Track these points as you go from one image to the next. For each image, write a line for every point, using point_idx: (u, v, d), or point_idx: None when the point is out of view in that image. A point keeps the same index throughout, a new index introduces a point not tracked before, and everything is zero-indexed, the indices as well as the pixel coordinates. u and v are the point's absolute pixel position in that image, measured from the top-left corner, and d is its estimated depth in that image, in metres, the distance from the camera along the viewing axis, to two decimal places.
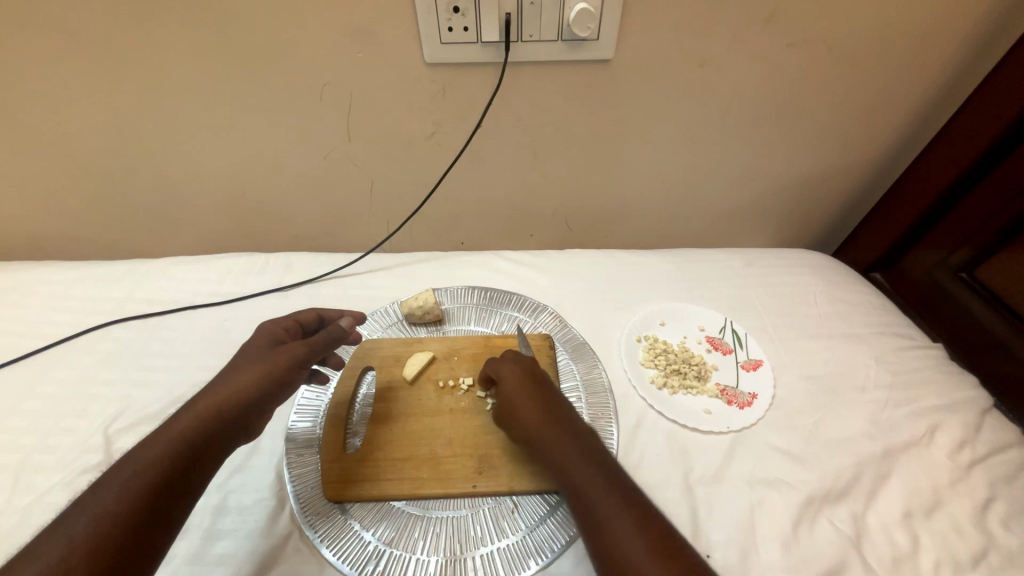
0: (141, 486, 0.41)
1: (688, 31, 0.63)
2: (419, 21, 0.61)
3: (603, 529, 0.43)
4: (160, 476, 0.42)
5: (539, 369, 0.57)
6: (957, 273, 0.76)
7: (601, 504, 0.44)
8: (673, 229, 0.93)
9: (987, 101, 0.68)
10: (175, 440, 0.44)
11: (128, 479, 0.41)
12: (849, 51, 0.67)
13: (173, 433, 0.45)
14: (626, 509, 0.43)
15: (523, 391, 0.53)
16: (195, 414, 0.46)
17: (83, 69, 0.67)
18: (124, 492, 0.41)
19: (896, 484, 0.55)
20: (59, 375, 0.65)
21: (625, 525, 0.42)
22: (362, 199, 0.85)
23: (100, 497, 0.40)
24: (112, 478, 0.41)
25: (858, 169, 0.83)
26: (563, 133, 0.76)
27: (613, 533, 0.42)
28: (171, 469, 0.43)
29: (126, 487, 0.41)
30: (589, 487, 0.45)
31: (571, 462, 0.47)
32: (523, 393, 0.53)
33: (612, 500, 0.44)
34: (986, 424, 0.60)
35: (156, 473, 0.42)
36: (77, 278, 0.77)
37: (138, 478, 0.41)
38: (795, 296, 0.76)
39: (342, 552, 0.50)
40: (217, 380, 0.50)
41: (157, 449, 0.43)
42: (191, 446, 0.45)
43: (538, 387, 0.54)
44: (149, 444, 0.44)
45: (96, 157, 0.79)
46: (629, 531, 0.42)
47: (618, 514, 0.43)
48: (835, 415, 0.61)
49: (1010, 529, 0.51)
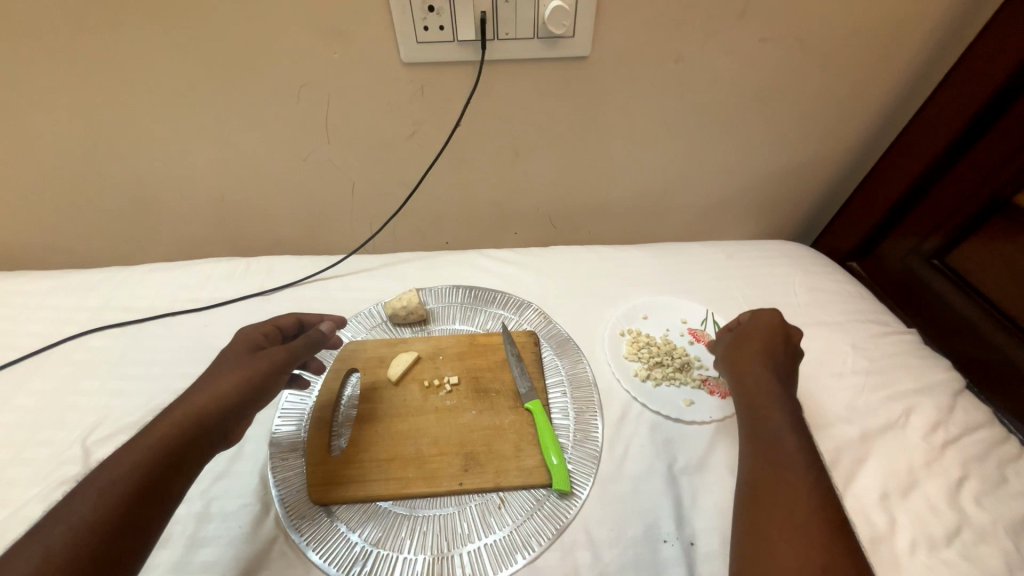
0: (120, 492, 0.41)
1: (662, 27, 0.64)
2: (394, 21, 0.61)
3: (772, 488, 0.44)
4: (139, 481, 0.42)
5: (775, 334, 0.59)
6: (929, 260, 0.78)
7: (777, 467, 0.45)
8: (655, 224, 0.94)
9: (955, 91, 0.70)
10: (155, 447, 0.44)
11: (105, 485, 0.41)
12: (820, 45, 0.68)
13: (153, 438, 0.44)
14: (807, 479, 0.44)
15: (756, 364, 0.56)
16: (174, 420, 0.46)
17: (53, 75, 0.66)
18: (102, 499, 0.40)
19: (873, 466, 0.56)
20: (33, 387, 0.63)
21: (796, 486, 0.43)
22: (344, 200, 0.85)
23: (77, 506, 0.40)
24: (88, 488, 0.41)
25: (833, 162, 0.85)
26: (542, 130, 0.76)
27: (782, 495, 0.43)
28: (149, 475, 0.42)
29: (104, 494, 0.40)
30: (774, 451, 0.47)
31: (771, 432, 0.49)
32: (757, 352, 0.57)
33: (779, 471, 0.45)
34: (959, 405, 0.62)
35: (134, 479, 0.42)
36: (50, 288, 0.76)
37: (115, 487, 0.41)
38: (774, 287, 0.77)
39: (329, 554, 0.50)
40: (196, 387, 0.50)
41: (135, 455, 0.43)
42: (171, 451, 0.44)
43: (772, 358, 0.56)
44: (127, 450, 0.43)
45: (68, 163, 0.77)
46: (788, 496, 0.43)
47: (794, 482, 0.44)
48: (814, 402, 0.62)
49: (982, 505, 0.53)
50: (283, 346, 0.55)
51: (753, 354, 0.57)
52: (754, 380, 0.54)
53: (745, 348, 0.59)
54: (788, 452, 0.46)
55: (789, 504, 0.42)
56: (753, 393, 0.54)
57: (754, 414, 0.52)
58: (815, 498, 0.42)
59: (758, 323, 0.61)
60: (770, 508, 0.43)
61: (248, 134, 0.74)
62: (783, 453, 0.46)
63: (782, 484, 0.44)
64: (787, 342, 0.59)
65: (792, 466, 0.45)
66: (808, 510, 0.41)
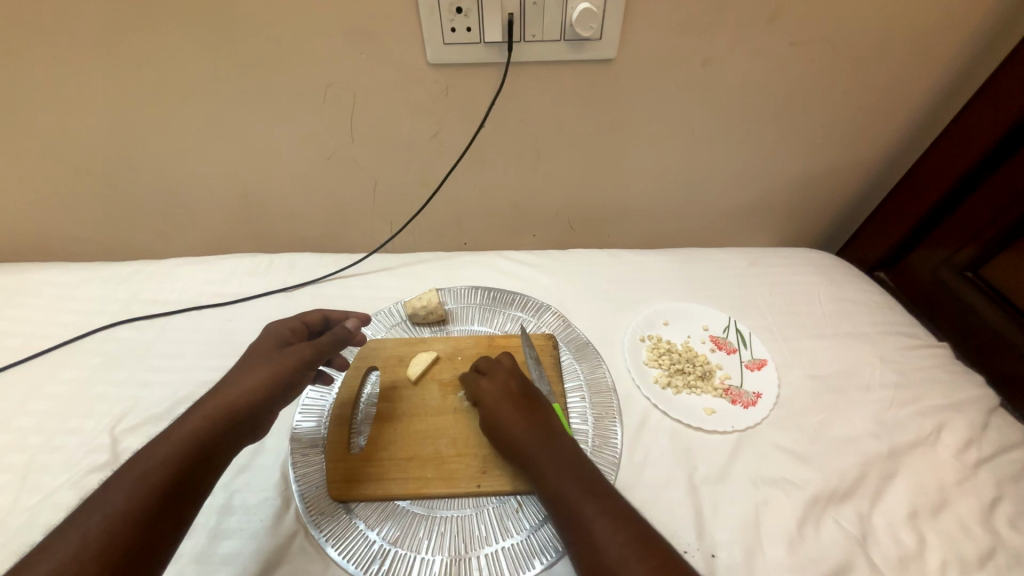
0: (154, 483, 0.42)
1: (690, 30, 0.63)
2: (422, 22, 0.62)
3: (592, 551, 0.43)
4: (171, 474, 0.43)
5: (518, 382, 0.57)
6: (962, 272, 0.75)
7: (591, 523, 0.44)
8: (676, 228, 0.93)
9: (994, 97, 0.67)
10: (186, 440, 0.45)
11: (139, 476, 0.42)
12: (852, 50, 0.66)
13: (185, 430, 0.45)
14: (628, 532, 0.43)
15: (501, 405, 0.54)
16: (204, 413, 0.47)
17: (89, 72, 0.68)
18: (135, 490, 0.41)
19: (901, 484, 0.54)
20: (64, 376, 0.65)
21: (615, 543, 0.42)
22: (365, 199, 0.86)
23: (113, 495, 0.41)
24: (123, 478, 0.42)
25: (862, 169, 0.83)
26: (565, 133, 0.76)
27: (606, 559, 0.41)
28: (179, 467, 0.43)
29: (138, 485, 0.41)
30: (578, 505, 0.45)
31: (556, 468, 0.48)
32: (501, 404, 0.54)
33: (596, 505, 0.45)
34: (993, 423, 0.60)
35: (166, 471, 0.43)
36: (82, 280, 0.78)
37: (148, 478, 0.42)
38: (799, 296, 0.75)
39: (347, 551, 0.50)
40: (225, 381, 0.51)
41: (167, 447, 0.44)
42: (201, 444, 0.45)
43: (517, 397, 0.55)
44: (160, 442, 0.44)
45: (101, 158, 0.79)
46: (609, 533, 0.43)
47: (612, 540, 0.42)
48: (839, 415, 0.61)
49: (1017, 528, 0.51)
50: (309, 343, 0.55)
51: (531, 406, 0.54)
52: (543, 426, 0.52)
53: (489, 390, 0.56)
54: (592, 506, 0.45)
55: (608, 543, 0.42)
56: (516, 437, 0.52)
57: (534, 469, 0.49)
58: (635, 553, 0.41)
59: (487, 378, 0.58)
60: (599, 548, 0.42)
61: (275, 132, 0.75)
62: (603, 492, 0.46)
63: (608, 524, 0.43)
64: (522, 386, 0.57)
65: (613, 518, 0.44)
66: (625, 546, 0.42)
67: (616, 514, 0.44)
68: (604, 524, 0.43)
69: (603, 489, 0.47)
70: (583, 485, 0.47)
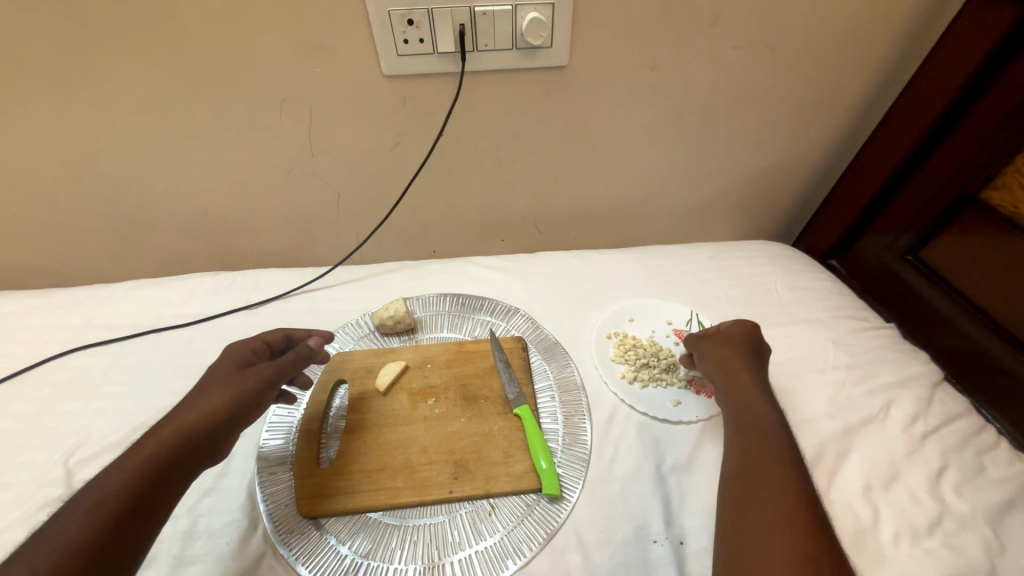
0: (109, 511, 0.41)
1: (636, 36, 0.66)
2: (374, 35, 0.62)
3: (751, 493, 0.46)
4: (125, 502, 0.41)
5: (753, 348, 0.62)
6: (904, 256, 0.80)
7: (760, 475, 0.47)
8: (640, 227, 0.96)
9: (919, 94, 0.72)
10: (145, 466, 0.44)
11: (92, 505, 0.41)
12: (791, 51, 0.70)
13: (142, 457, 0.44)
14: (810, 515, 0.43)
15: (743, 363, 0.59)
16: (163, 438, 0.46)
17: (30, 92, 0.65)
18: (90, 519, 0.40)
19: (855, 460, 0.57)
20: (15, 409, 0.62)
21: (776, 500, 0.45)
22: (329, 211, 0.85)
23: (64, 526, 0.39)
24: (75, 507, 0.41)
25: (809, 163, 0.87)
26: (524, 138, 0.77)
27: (763, 506, 0.45)
28: (135, 495, 0.42)
29: (91, 514, 0.40)
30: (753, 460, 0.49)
31: (748, 426, 0.53)
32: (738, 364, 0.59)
33: (768, 460, 0.48)
34: (938, 397, 0.63)
35: (121, 500, 0.41)
36: (32, 308, 0.75)
37: (103, 505, 0.41)
38: (758, 286, 0.79)
39: (318, 568, 0.49)
40: (183, 405, 0.50)
41: (125, 473, 0.43)
42: (159, 470, 0.44)
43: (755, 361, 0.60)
44: (116, 469, 0.43)
45: (48, 181, 0.76)
46: (777, 484, 0.46)
47: (787, 512, 0.44)
48: (798, 398, 0.63)
49: (962, 494, 0.54)
50: (271, 362, 0.55)
51: (737, 380, 0.58)
52: (746, 403, 0.55)
53: (724, 348, 0.62)
54: (775, 466, 0.48)
55: (779, 493, 0.45)
56: (737, 392, 0.57)
57: (740, 412, 0.55)
58: (798, 497, 0.45)
59: (723, 345, 0.62)
60: (757, 495, 0.46)
61: (232, 148, 0.74)
62: (775, 453, 0.49)
63: (771, 480, 0.46)
64: (760, 347, 0.62)
65: (790, 495, 0.45)
66: (792, 501, 0.44)
67: (784, 472, 0.47)
68: (777, 481, 0.46)
69: (775, 449, 0.49)
70: (769, 446, 0.50)
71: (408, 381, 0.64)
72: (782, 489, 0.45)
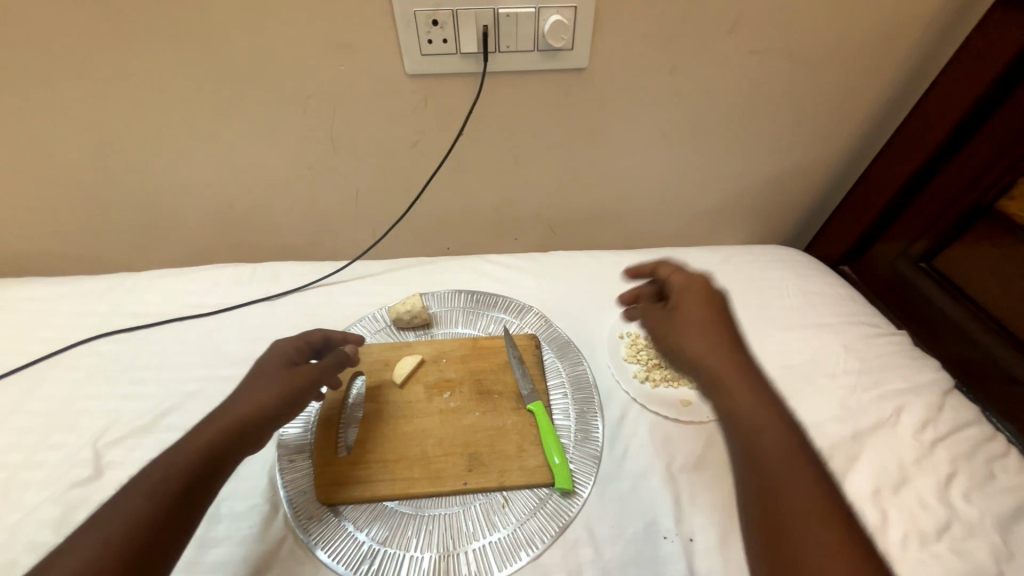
0: (161, 498, 0.42)
1: (656, 39, 0.67)
2: (399, 35, 0.64)
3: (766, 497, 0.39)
4: (182, 487, 0.43)
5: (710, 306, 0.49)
6: (917, 264, 0.80)
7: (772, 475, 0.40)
8: (652, 230, 0.96)
9: (937, 103, 0.73)
10: (193, 459, 0.45)
11: (153, 487, 0.42)
12: (809, 58, 0.71)
13: (191, 449, 0.45)
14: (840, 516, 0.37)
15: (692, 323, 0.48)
16: (207, 432, 0.47)
17: (65, 85, 0.67)
18: (150, 501, 0.41)
19: (865, 464, 0.57)
20: (44, 392, 0.64)
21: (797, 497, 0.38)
22: (348, 207, 0.87)
23: (127, 504, 0.41)
24: (136, 487, 0.42)
25: (824, 169, 0.87)
26: (542, 138, 0.78)
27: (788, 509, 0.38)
28: (178, 489, 0.43)
29: (152, 496, 0.42)
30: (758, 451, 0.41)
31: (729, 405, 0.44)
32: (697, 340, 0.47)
33: (776, 450, 0.41)
34: (948, 404, 0.64)
35: (164, 492, 0.42)
36: (59, 294, 0.77)
37: (162, 488, 0.42)
38: (771, 290, 0.79)
39: (337, 553, 0.51)
40: (233, 399, 0.51)
41: (174, 464, 0.44)
42: (204, 464, 0.45)
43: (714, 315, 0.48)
44: (164, 460, 0.44)
45: (78, 171, 0.78)
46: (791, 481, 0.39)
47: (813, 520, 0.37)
48: (809, 402, 0.64)
49: (970, 500, 0.55)
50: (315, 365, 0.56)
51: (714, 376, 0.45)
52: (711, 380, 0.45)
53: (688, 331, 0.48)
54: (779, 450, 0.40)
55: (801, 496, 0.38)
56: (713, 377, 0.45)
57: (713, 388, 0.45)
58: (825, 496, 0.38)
59: (689, 335, 0.48)
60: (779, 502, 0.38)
61: (256, 143, 0.76)
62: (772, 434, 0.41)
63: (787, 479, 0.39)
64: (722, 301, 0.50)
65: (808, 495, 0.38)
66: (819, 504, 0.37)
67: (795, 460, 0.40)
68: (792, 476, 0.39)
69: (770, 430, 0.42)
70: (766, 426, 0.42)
71: (424, 375, 0.65)
72: (805, 486, 0.38)
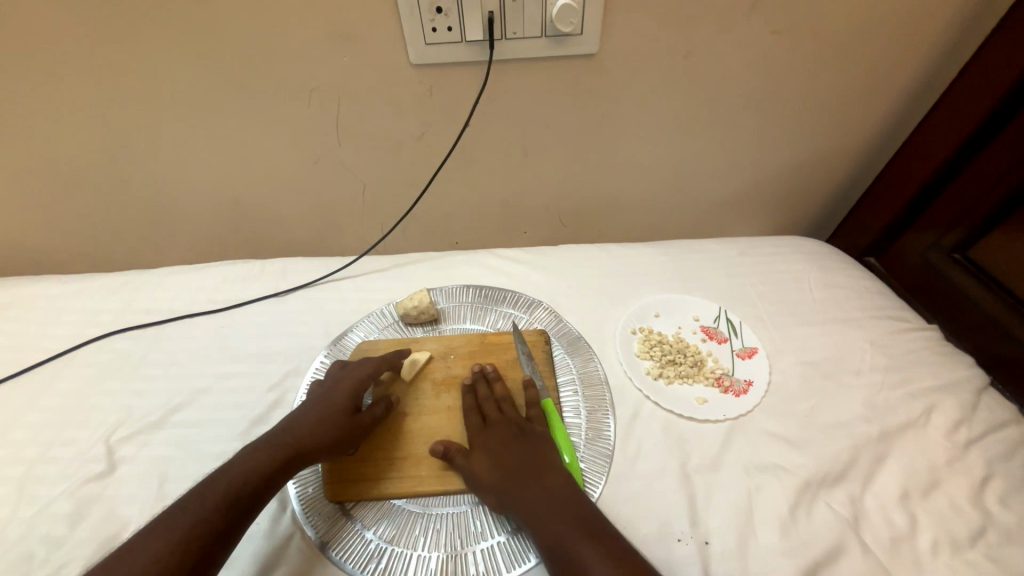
0: (226, 503, 0.48)
1: (669, 21, 0.63)
2: (403, 23, 0.62)
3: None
4: (247, 495, 0.49)
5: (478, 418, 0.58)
6: (951, 254, 0.76)
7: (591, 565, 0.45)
8: (666, 221, 0.93)
9: (972, 84, 0.68)
10: (223, 501, 0.48)
11: (224, 490, 0.49)
12: (833, 37, 0.67)
13: (223, 489, 0.49)
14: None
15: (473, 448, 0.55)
16: (239, 470, 0.50)
17: (73, 83, 0.68)
18: (222, 501, 0.48)
19: (892, 466, 0.55)
20: (59, 388, 0.65)
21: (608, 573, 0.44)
22: (355, 202, 0.86)
23: (203, 501, 0.47)
24: (210, 487, 0.49)
25: (848, 155, 0.83)
26: (551, 128, 0.76)
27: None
28: (232, 508, 0.48)
29: (224, 497, 0.48)
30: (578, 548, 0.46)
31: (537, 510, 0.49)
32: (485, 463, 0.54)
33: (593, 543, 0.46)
34: (983, 403, 0.60)
35: (219, 509, 0.47)
36: (73, 291, 0.78)
37: (232, 491, 0.49)
38: (791, 283, 0.76)
39: (343, 551, 0.51)
40: (300, 423, 0.55)
41: (211, 502, 0.47)
42: (234, 504, 0.48)
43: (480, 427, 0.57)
44: (202, 496, 0.48)
45: (90, 169, 0.79)
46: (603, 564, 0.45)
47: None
48: (830, 400, 0.61)
49: (1008, 505, 0.51)
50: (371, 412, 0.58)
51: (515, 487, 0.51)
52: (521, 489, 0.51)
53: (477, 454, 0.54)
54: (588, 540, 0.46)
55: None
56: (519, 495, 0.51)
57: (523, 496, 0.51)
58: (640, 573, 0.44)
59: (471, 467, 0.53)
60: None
61: (261, 138, 0.75)
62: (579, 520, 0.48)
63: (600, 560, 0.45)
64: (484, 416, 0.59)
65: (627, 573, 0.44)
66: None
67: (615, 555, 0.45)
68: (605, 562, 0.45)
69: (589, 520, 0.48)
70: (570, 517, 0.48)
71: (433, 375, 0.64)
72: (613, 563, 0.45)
